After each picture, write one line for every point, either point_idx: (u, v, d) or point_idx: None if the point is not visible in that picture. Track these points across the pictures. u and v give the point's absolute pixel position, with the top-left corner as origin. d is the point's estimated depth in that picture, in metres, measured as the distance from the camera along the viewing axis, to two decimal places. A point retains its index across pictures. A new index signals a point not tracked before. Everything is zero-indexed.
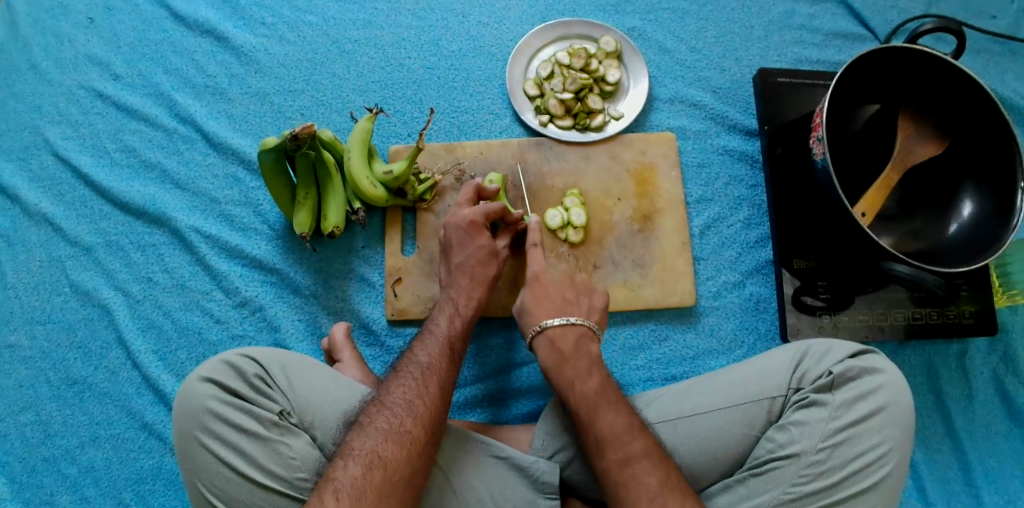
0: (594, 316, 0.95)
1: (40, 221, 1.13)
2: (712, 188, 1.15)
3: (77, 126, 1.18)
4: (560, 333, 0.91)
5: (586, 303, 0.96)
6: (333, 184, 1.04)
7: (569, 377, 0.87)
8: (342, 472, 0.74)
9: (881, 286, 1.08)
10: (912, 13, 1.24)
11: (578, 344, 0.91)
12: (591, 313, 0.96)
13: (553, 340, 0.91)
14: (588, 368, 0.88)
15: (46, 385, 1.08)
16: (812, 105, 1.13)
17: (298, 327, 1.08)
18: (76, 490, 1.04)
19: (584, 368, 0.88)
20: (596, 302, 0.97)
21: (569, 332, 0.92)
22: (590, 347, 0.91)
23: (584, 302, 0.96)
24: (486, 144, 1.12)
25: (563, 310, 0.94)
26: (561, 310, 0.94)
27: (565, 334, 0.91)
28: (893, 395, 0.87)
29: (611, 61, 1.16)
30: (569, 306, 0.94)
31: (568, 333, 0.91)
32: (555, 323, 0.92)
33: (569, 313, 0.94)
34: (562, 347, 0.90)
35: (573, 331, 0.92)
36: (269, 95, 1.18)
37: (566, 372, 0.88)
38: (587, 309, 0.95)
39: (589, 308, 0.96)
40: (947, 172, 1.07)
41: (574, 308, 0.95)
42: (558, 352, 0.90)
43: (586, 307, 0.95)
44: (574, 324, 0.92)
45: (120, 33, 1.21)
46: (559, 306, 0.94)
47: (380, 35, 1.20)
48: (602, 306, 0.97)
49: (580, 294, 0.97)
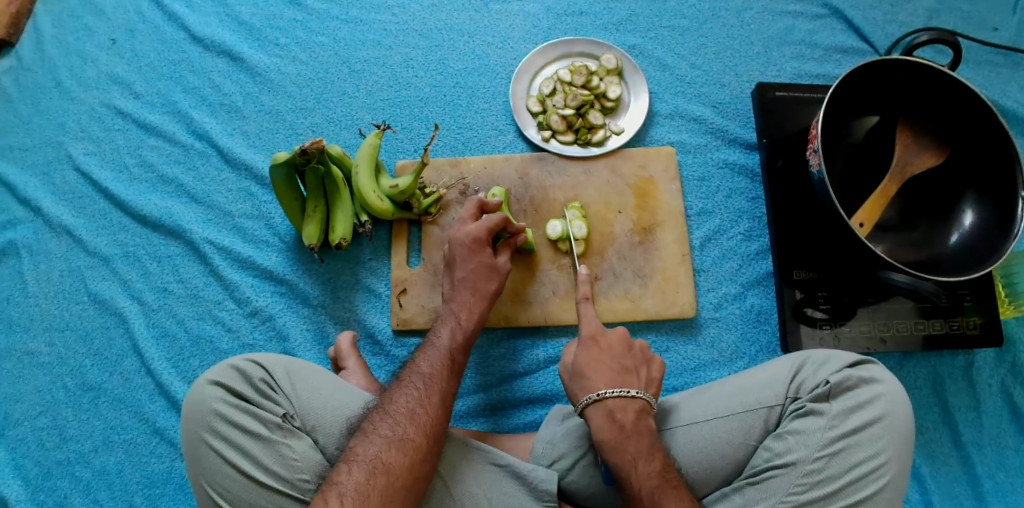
0: (652, 388, 0.91)
1: (62, 233, 1.18)
2: (712, 200, 1.17)
3: (99, 143, 1.23)
4: (620, 405, 0.87)
5: (644, 374, 0.92)
6: (341, 198, 1.07)
7: (630, 456, 0.83)
8: (346, 477, 0.76)
9: (883, 298, 1.08)
10: (911, 27, 1.26)
11: (639, 420, 0.86)
12: (648, 384, 0.92)
13: (612, 412, 0.86)
14: (650, 448, 0.84)
15: (63, 390, 1.12)
16: (809, 120, 1.15)
17: (306, 336, 1.11)
18: (89, 493, 1.07)
19: (645, 447, 0.84)
20: (652, 371, 0.93)
21: (630, 406, 0.87)
22: (649, 421, 0.87)
23: (642, 371, 0.92)
24: (489, 160, 1.16)
25: (622, 381, 0.89)
26: (620, 380, 0.89)
27: (626, 408, 0.87)
28: (892, 405, 0.88)
29: (612, 78, 1.19)
30: (626, 377, 0.90)
31: (629, 408, 0.87)
32: (615, 395, 0.87)
33: (627, 385, 0.89)
34: (622, 420, 0.86)
35: (634, 405, 0.87)
36: (282, 113, 1.22)
37: (629, 450, 0.83)
38: (645, 380, 0.91)
39: (647, 379, 0.91)
40: (947, 182, 1.08)
41: (632, 377, 0.90)
42: (618, 428, 0.85)
43: (645, 378, 0.91)
44: (634, 398, 0.87)
45: (141, 53, 1.27)
46: (618, 373, 0.90)
47: (388, 55, 1.24)
48: (659, 376, 0.93)
49: (637, 364, 0.92)
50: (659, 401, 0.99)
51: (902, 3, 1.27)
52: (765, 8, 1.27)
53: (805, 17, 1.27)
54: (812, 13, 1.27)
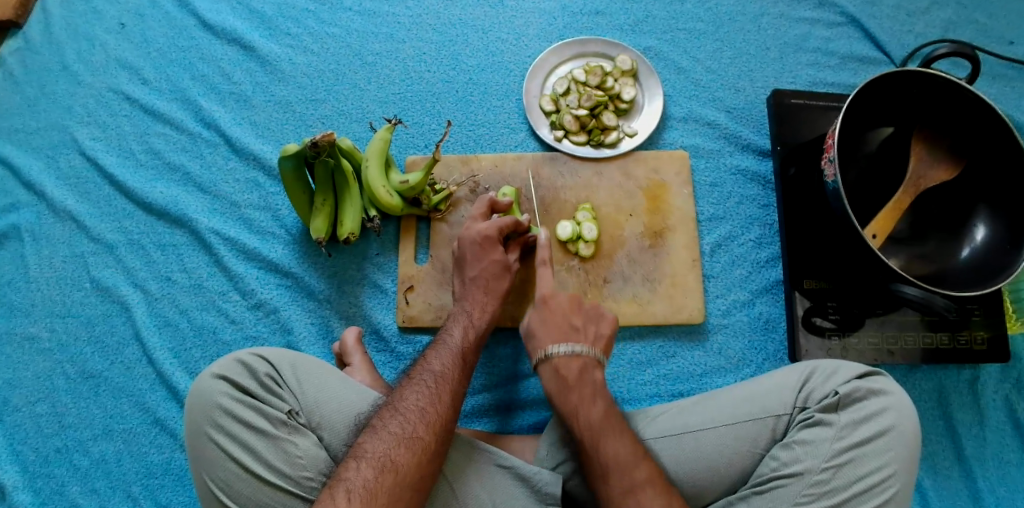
0: (599, 344, 0.93)
1: (65, 218, 1.17)
2: (724, 206, 1.16)
3: (106, 128, 1.22)
4: (565, 360, 0.89)
5: (592, 331, 0.94)
6: (350, 192, 1.06)
7: (573, 404, 0.85)
8: (354, 473, 0.75)
9: (892, 309, 1.08)
10: (927, 38, 1.25)
11: (584, 372, 0.88)
12: (598, 341, 0.94)
13: (557, 367, 0.89)
14: (593, 396, 0.85)
15: (62, 377, 1.11)
16: (826, 128, 1.14)
17: (310, 330, 1.10)
18: (87, 481, 1.06)
19: (588, 395, 0.86)
20: (602, 328, 0.95)
21: (575, 360, 0.89)
22: (595, 374, 0.89)
23: (591, 328, 0.94)
24: (500, 158, 1.14)
25: (568, 338, 0.92)
26: (565, 337, 0.92)
27: (570, 361, 0.89)
28: (901, 417, 0.87)
29: (627, 79, 1.17)
30: (575, 334, 0.92)
31: (574, 362, 0.89)
32: (561, 351, 0.89)
33: (573, 341, 0.91)
34: (566, 373, 0.88)
35: (578, 361, 0.89)
36: (292, 104, 1.21)
37: (571, 399, 0.85)
38: (593, 336, 0.93)
39: (595, 336, 0.94)
40: (959, 197, 1.07)
41: (579, 335, 0.93)
42: (562, 380, 0.87)
43: (593, 334, 0.93)
44: (579, 353, 0.89)
45: (151, 39, 1.26)
46: (564, 331, 0.93)
47: (401, 49, 1.23)
48: (609, 333, 0.95)
49: (586, 321, 0.95)
50: (665, 406, 0.98)
51: (918, 14, 1.27)
52: (782, 13, 1.26)
53: (822, 25, 1.26)
54: (828, 20, 1.26)
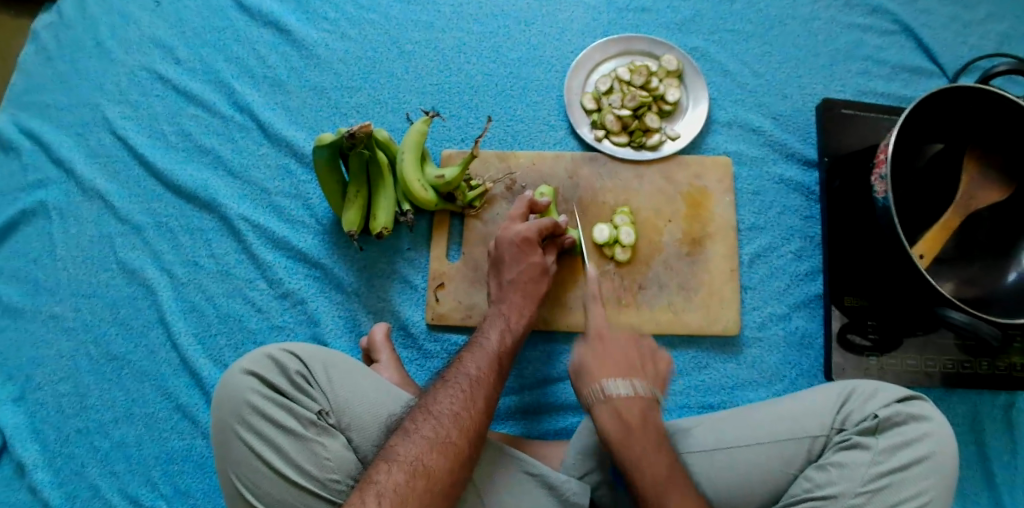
0: (659, 384, 0.87)
1: (94, 197, 1.15)
2: (765, 216, 1.13)
3: (137, 107, 1.19)
4: (627, 404, 0.82)
5: (652, 370, 0.88)
6: (384, 185, 1.04)
7: (636, 454, 0.79)
8: (385, 476, 0.74)
9: (932, 330, 1.05)
10: (983, 50, 1.21)
11: (646, 417, 0.82)
12: (655, 379, 0.88)
13: (619, 409, 0.82)
14: (657, 446, 0.80)
15: (86, 358, 1.10)
16: (876, 139, 1.11)
17: (337, 323, 1.08)
18: (107, 463, 1.05)
19: (653, 445, 0.80)
20: (660, 368, 0.89)
21: (636, 404, 0.83)
22: (655, 418, 0.83)
23: (649, 367, 0.88)
24: (538, 156, 1.12)
25: (630, 374, 0.85)
26: (627, 373, 0.85)
27: (631, 403, 0.82)
28: (941, 445, 0.85)
29: (672, 80, 1.14)
30: (636, 372, 0.86)
31: (635, 406, 0.83)
32: (621, 391, 0.83)
33: (633, 379, 0.85)
34: (628, 417, 0.82)
35: (640, 403, 0.83)
36: (327, 91, 1.18)
37: (635, 448, 0.80)
38: (653, 377, 0.88)
39: (654, 375, 0.88)
40: (1009, 220, 1.03)
41: (640, 373, 0.86)
42: (622, 422, 0.81)
43: (651, 374, 0.87)
44: (641, 395, 0.83)
45: (185, 17, 1.23)
46: (625, 370, 0.86)
47: (440, 39, 1.20)
48: (666, 373, 0.90)
49: (646, 360, 0.88)
50: (695, 419, 0.96)
51: (975, 25, 1.22)
52: (834, 18, 1.22)
53: (875, 32, 1.21)
54: (882, 27, 1.21)
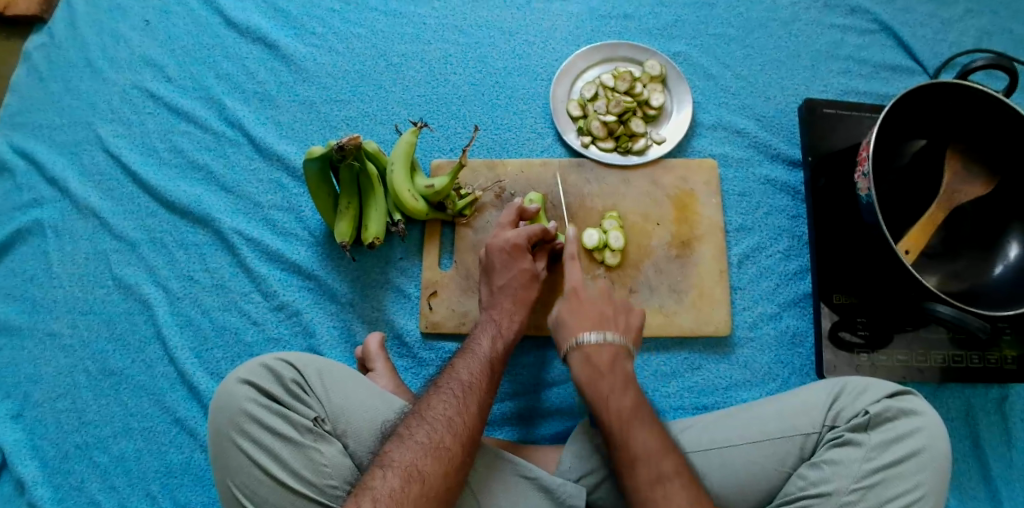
0: (631, 334, 0.91)
1: (88, 215, 1.16)
2: (752, 216, 1.14)
3: (130, 125, 1.21)
4: (596, 348, 0.88)
5: (624, 321, 0.92)
6: (375, 196, 1.05)
7: (605, 391, 0.84)
8: (381, 482, 0.75)
9: (921, 326, 1.06)
10: (962, 47, 1.22)
11: (615, 361, 0.87)
12: (628, 331, 0.92)
13: (590, 355, 0.87)
14: (624, 383, 0.85)
15: (84, 374, 1.11)
16: (859, 138, 1.12)
17: (333, 333, 1.09)
18: (107, 478, 1.06)
19: (619, 382, 0.84)
20: (632, 320, 0.93)
21: (607, 349, 0.87)
22: (626, 364, 0.87)
23: (620, 318, 0.92)
24: (527, 163, 1.13)
25: (601, 326, 0.90)
26: (598, 324, 0.90)
27: (601, 349, 0.87)
28: (932, 440, 0.86)
29: (655, 85, 1.16)
30: (606, 322, 0.91)
31: (603, 351, 0.87)
32: (592, 339, 0.88)
33: (605, 329, 0.90)
34: (597, 361, 0.87)
35: (608, 348, 0.88)
36: (316, 104, 1.20)
37: (602, 386, 0.84)
38: (625, 327, 0.91)
39: (625, 325, 0.92)
40: (993, 213, 1.05)
41: (611, 323, 0.91)
42: (592, 367, 0.86)
43: (623, 324, 0.92)
44: (609, 341, 0.88)
45: (175, 35, 1.25)
46: (596, 319, 0.91)
47: (427, 50, 1.22)
48: (639, 323, 0.94)
49: (618, 312, 0.93)
50: (689, 420, 0.97)
51: (953, 22, 1.24)
52: (814, 20, 1.24)
53: (855, 32, 1.23)
54: (861, 28, 1.23)
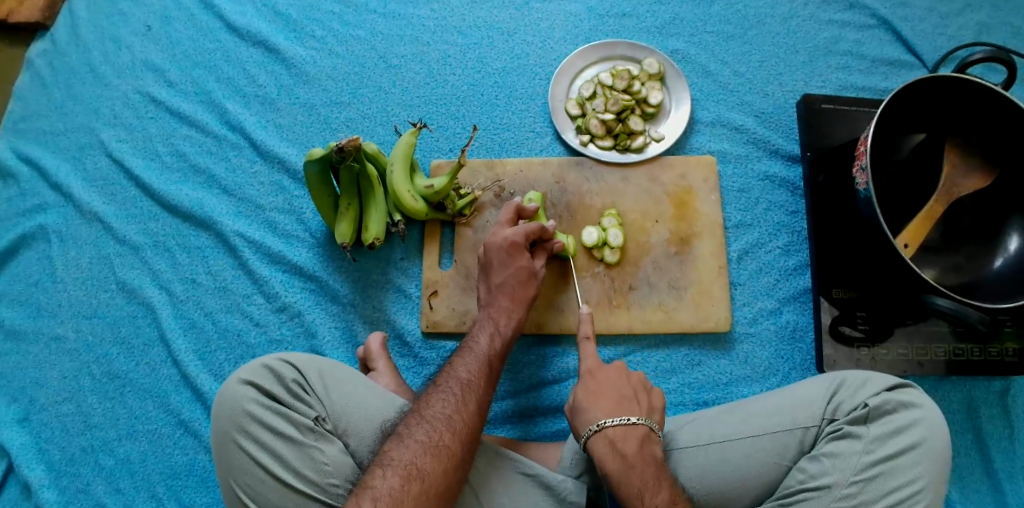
0: (655, 416, 0.87)
1: (92, 219, 1.17)
2: (752, 212, 1.14)
3: (132, 130, 1.22)
4: (621, 434, 0.83)
5: (646, 401, 0.88)
6: (375, 197, 1.06)
7: (637, 487, 0.79)
8: (381, 481, 0.76)
9: (921, 319, 1.06)
10: (961, 41, 1.22)
11: (643, 447, 0.82)
12: (651, 412, 0.87)
13: (614, 441, 0.82)
14: (656, 477, 0.80)
15: (89, 377, 1.12)
16: (857, 132, 1.12)
17: (334, 334, 1.10)
18: (112, 481, 1.07)
19: (651, 477, 0.80)
20: (654, 400, 0.88)
21: (632, 434, 0.83)
22: (653, 448, 0.83)
23: (642, 398, 0.88)
24: (526, 162, 1.14)
25: (623, 408, 0.85)
26: (621, 408, 0.85)
27: (627, 436, 0.83)
28: (931, 432, 0.86)
29: (654, 83, 1.16)
30: (628, 404, 0.86)
31: (631, 436, 0.83)
32: (615, 424, 0.83)
33: (627, 413, 0.85)
34: (624, 450, 0.82)
35: (636, 432, 0.83)
36: (317, 107, 1.20)
37: (635, 481, 0.79)
38: (646, 407, 0.87)
39: (648, 407, 0.87)
40: (994, 205, 1.05)
41: (633, 405, 0.86)
42: (621, 458, 0.81)
43: (646, 405, 0.87)
44: (635, 425, 0.83)
45: (177, 40, 1.26)
46: (618, 402, 0.86)
47: (426, 52, 1.22)
48: (661, 405, 0.89)
49: (638, 390, 0.88)
50: (689, 416, 0.98)
51: (951, 16, 1.24)
52: (812, 16, 1.24)
53: (853, 27, 1.23)
54: (859, 23, 1.23)
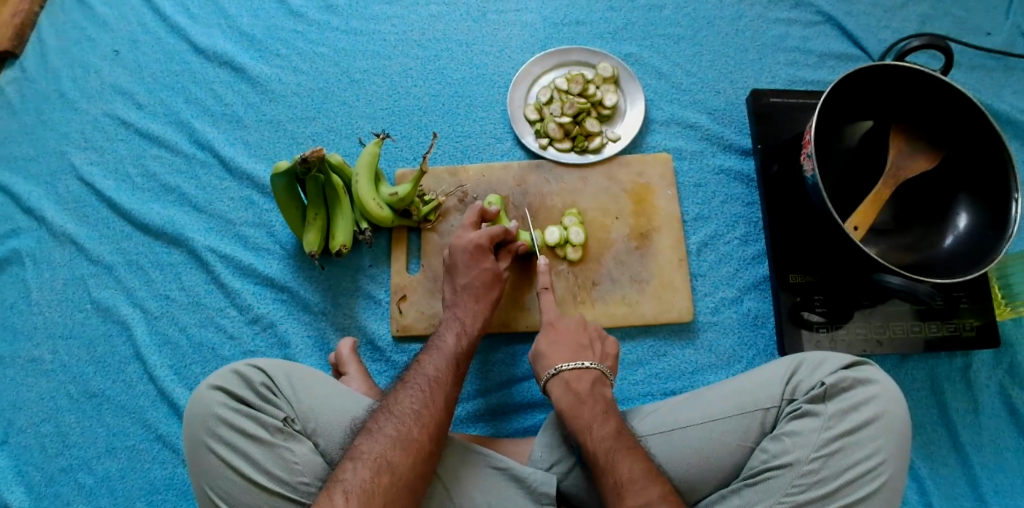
0: (607, 361, 0.96)
1: (65, 241, 1.20)
2: (709, 206, 1.18)
3: (103, 153, 1.25)
4: (575, 375, 0.92)
5: (600, 349, 0.97)
6: (341, 205, 1.08)
7: (585, 420, 0.86)
8: (351, 475, 0.77)
9: (879, 300, 1.09)
10: (904, 33, 1.27)
11: (594, 387, 0.91)
12: (604, 358, 0.96)
13: (569, 381, 0.91)
14: (604, 413, 0.87)
15: (65, 397, 1.13)
16: (803, 124, 1.17)
17: (307, 342, 1.12)
18: (93, 499, 1.08)
19: (600, 411, 0.87)
20: (608, 348, 0.98)
21: (585, 376, 0.92)
22: (604, 390, 0.91)
23: (598, 346, 0.97)
24: (487, 167, 1.17)
25: (578, 354, 0.94)
26: (576, 353, 0.95)
27: (580, 377, 0.91)
28: (887, 405, 0.88)
29: (609, 86, 1.20)
30: (583, 351, 0.95)
31: (584, 377, 0.91)
32: (570, 366, 0.92)
33: (582, 358, 0.94)
34: (577, 388, 0.90)
35: (588, 374, 0.92)
36: (283, 123, 1.24)
37: (584, 414, 0.86)
38: (600, 354, 0.96)
39: (602, 353, 0.96)
40: (941, 185, 1.09)
41: (588, 352, 0.95)
42: (573, 394, 0.89)
43: (600, 352, 0.96)
44: (587, 368, 0.92)
45: (144, 64, 1.29)
46: (573, 348, 0.95)
47: (387, 65, 1.26)
48: (614, 353, 0.98)
49: (594, 340, 0.98)
50: (656, 405, 1.00)
51: (895, 9, 1.29)
52: (759, 15, 1.29)
53: (800, 25, 1.28)
54: (806, 20, 1.28)
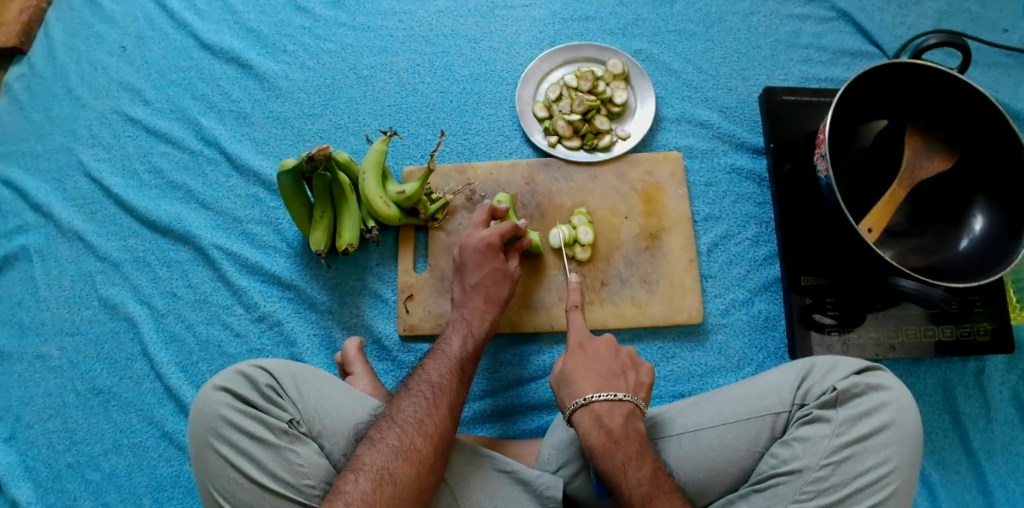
0: (641, 392, 0.90)
1: (72, 238, 1.19)
2: (720, 205, 1.16)
3: (110, 149, 1.24)
4: (607, 409, 0.86)
5: (632, 378, 0.91)
6: (348, 204, 1.07)
7: (619, 463, 0.82)
8: (353, 486, 0.77)
9: (892, 303, 1.07)
10: (920, 29, 1.25)
11: (627, 423, 0.86)
12: (638, 388, 0.90)
13: (599, 416, 0.85)
14: (639, 455, 0.83)
15: (72, 394, 1.13)
16: (817, 123, 1.15)
17: (313, 341, 1.11)
18: (99, 495, 1.08)
19: (635, 452, 0.83)
20: (641, 376, 0.92)
21: (617, 409, 0.86)
22: (637, 424, 0.87)
23: (631, 375, 0.91)
24: (495, 166, 1.16)
25: (610, 384, 0.88)
26: (607, 383, 0.89)
27: (611, 411, 0.86)
28: (899, 412, 0.87)
29: (619, 82, 1.18)
30: (614, 380, 0.89)
31: (616, 411, 0.86)
32: (602, 398, 0.86)
33: (614, 388, 0.88)
34: (609, 425, 0.85)
35: (622, 408, 0.86)
36: (290, 119, 1.23)
37: (618, 457, 0.83)
38: (634, 384, 0.90)
39: (635, 383, 0.90)
40: (957, 186, 1.07)
41: (620, 382, 0.89)
42: (606, 432, 0.84)
43: (633, 382, 0.90)
44: (620, 401, 0.87)
45: (151, 60, 1.28)
46: (604, 377, 0.89)
47: (395, 61, 1.25)
48: (649, 380, 0.92)
49: (626, 367, 0.92)
50: (666, 408, 0.99)
51: (911, 5, 1.26)
52: (772, 11, 1.26)
53: (813, 21, 1.26)
54: (820, 16, 1.26)
